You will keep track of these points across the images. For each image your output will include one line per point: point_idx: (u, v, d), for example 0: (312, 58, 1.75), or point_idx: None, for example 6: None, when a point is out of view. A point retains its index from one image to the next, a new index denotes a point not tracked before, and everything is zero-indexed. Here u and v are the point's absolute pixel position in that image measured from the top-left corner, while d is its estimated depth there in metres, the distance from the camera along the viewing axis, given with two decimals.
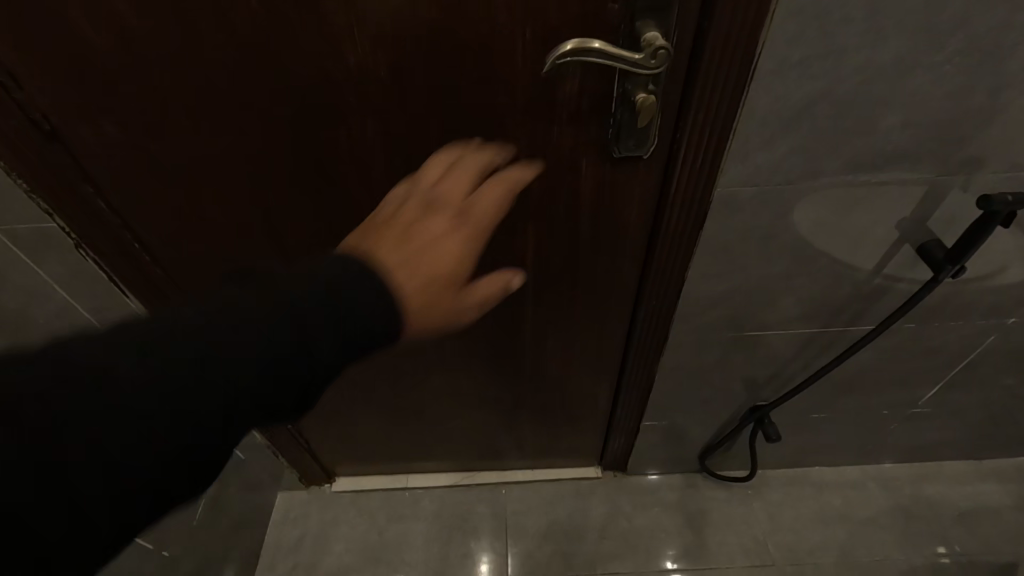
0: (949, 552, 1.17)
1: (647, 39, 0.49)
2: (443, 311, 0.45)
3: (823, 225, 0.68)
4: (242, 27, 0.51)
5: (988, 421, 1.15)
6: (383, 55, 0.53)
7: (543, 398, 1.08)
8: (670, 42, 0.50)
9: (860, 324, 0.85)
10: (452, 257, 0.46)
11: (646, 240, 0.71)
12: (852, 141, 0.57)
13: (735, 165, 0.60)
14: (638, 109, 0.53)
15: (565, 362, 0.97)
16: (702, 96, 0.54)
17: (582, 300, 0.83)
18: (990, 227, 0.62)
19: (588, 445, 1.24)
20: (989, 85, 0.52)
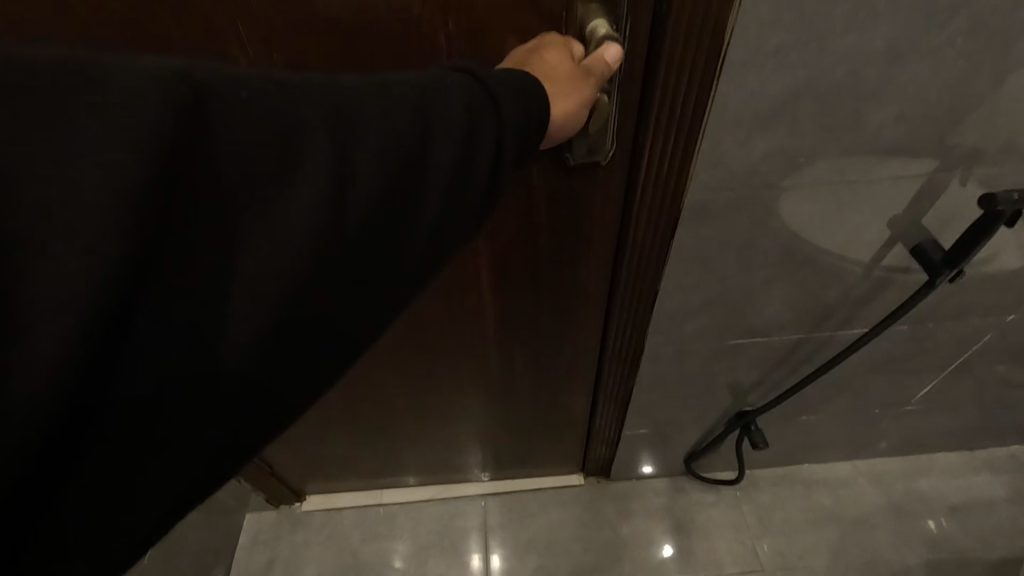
0: (937, 525, 1.17)
1: (591, 28, 0.42)
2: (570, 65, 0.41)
3: (808, 227, 0.61)
4: (97, 29, 0.41)
5: (981, 414, 1.11)
6: (283, 54, 0.44)
7: (518, 411, 1.02)
8: (621, 32, 0.42)
9: (851, 328, 0.79)
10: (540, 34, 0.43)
11: (613, 252, 0.64)
12: (838, 139, 0.50)
13: (706, 168, 0.53)
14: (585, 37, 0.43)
15: (537, 375, 0.91)
16: (661, 89, 0.46)
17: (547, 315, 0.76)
18: (991, 229, 0.55)
19: (571, 453, 1.18)
20: (995, 70, 0.45)
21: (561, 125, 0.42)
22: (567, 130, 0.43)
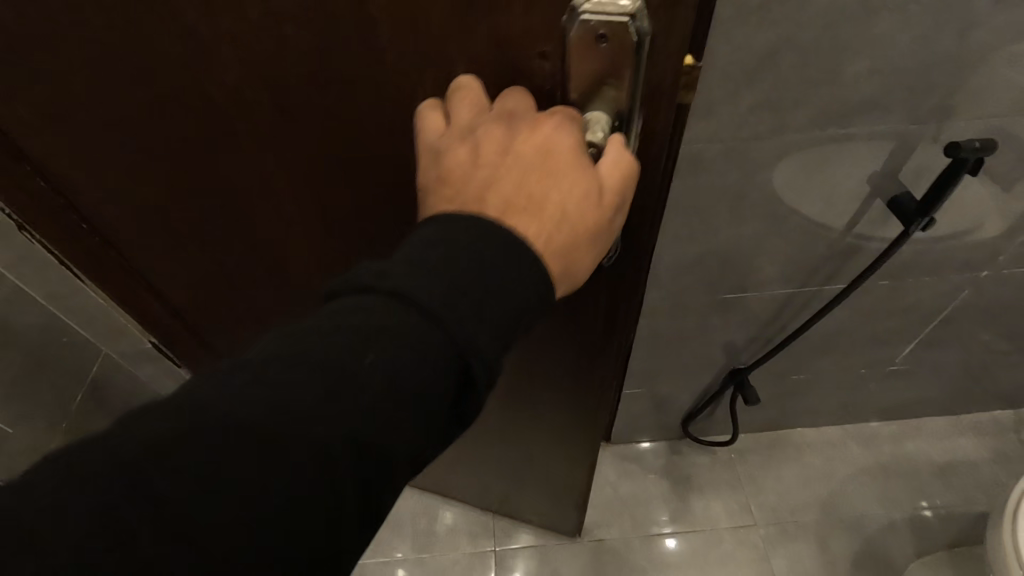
0: (934, 513, 1.20)
1: (591, 118, 0.42)
2: (583, 189, 0.39)
3: (793, 182, 0.67)
4: None
5: (964, 377, 1.16)
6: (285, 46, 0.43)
7: (517, 447, 0.98)
8: (618, 120, 0.43)
9: (834, 285, 0.84)
10: (524, 147, 0.39)
11: (616, 303, 0.62)
12: (819, 91, 0.56)
13: (699, 120, 0.58)
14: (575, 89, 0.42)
15: (535, 421, 0.88)
16: (642, 132, 0.45)
17: (543, 358, 0.73)
18: (958, 175, 0.61)
19: (563, 517, 1.13)
20: (957, 25, 0.50)
21: (568, 258, 0.39)
22: (575, 264, 0.39)
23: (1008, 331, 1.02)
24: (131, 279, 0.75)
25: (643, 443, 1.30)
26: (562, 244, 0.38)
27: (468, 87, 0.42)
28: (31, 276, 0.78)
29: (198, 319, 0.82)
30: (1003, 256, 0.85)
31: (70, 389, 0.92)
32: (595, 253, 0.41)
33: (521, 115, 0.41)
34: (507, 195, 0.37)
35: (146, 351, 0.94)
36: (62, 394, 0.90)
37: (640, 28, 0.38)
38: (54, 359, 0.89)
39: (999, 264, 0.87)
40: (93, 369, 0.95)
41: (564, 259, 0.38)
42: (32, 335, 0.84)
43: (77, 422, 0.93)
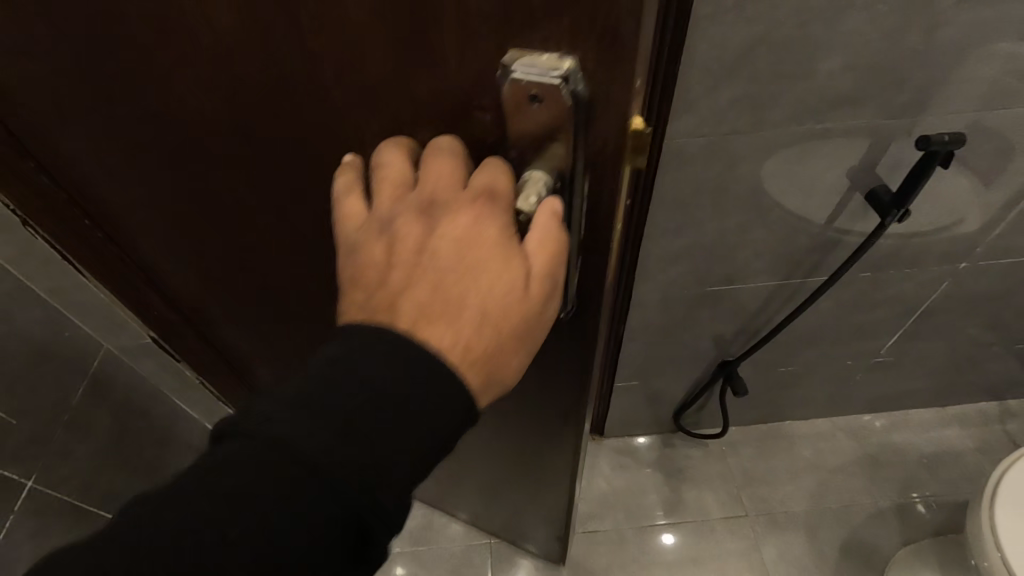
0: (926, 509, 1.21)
1: (532, 178, 0.39)
2: (505, 288, 0.37)
3: (773, 176, 0.69)
4: None
5: (949, 369, 1.18)
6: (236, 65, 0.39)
7: (500, 470, 0.95)
8: (563, 177, 0.40)
9: (817, 276, 0.87)
10: (444, 242, 0.37)
11: (586, 354, 0.57)
12: (795, 86, 0.58)
13: (681, 115, 0.60)
14: (513, 144, 0.39)
15: (512, 448, 0.84)
16: (592, 186, 0.41)
17: (519, 393, 0.69)
18: (931, 167, 0.63)
19: (545, 542, 1.11)
20: (923, 23, 0.53)
21: (491, 359, 0.36)
22: (501, 360, 0.37)
23: (990, 322, 1.05)
24: (131, 274, 0.76)
25: (640, 439, 1.32)
26: (481, 349, 0.36)
27: (389, 167, 0.39)
28: (35, 270, 0.81)
29: (197, 313, 0.83)
30: (981, 248, 0.87)
31: (72, 384, 0.94)
32: (525, 350, 0.39)
33: (449, 191, 0.38)
34: (423, 301, 0.35)
35: (145, 346, 0.96)
36: (64, 388, 0.92)
37: (575, 89, 0.34)
38: (57, 351, 0.91)
39: (977, 256, 0.89)
40: (94, 363, 0.97)
41: (484, 364, 0.36)
42: (34, 330, 0.87)
43: (79, 415, 0.95)
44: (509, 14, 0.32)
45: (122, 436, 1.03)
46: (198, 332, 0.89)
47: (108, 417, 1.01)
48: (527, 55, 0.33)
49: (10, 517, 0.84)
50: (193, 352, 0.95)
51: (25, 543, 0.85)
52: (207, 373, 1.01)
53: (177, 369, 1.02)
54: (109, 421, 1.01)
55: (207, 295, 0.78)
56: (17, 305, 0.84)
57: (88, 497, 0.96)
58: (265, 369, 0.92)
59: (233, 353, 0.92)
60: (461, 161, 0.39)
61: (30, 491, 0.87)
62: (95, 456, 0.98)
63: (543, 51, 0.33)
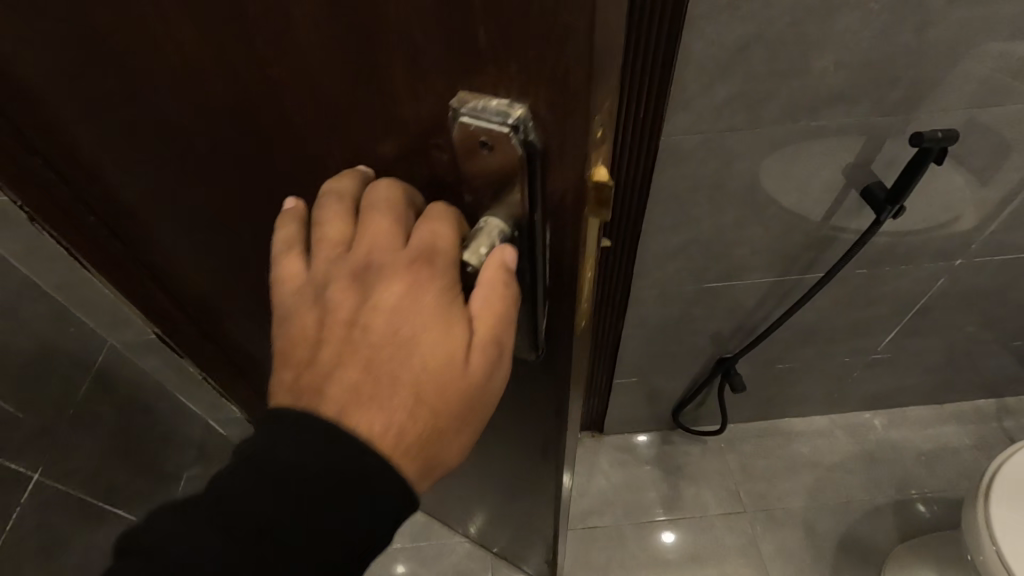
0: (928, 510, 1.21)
1: (485, 227, 0.34)
2: (443, 365, 0.33)
3: (769, 173, 0.70)
4: None
5: (946, 367, 1.19)
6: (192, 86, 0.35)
7: (489, 493, 0.92)
8: (521, 227, 0.34)
9: (814, 273, 0.88)
10: (376, 315, 0.33)
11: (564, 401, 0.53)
12: (789, 84, 0.59)
13: (678, 112, 0.61)
14: (463, 190, 0.34)
15: (497, 479, 0.81)
16: (557, 238, 0.36)
17: (501, 427, 0.65)
18: (925, 164, 0.64)
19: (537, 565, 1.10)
20: (916, 21, 0.54)
21: (426, 443, 0.34)
22: (440, 442, 0.34)
23: (987, 319, 1.06)
24: (134, 274, 0.76)
25: (640, 436, 1.32)
26: (414, 436, 0.33)
27: (324, 222, 0.35)
28: (43, 266, 0.82)
29: (200, 313, 0.83)
30: (976, 244, 0.88)
31: (77, 378, 0.96)
32: (471, 428, 0.36)
33: (387, 252, 0.34)
34: (351, 388, 0.33)
35: (149, 342, 0.98)
36: (68, 383, 0.94)
37: (527, 139, 0.29)
38: (63, 346, 0.93)
39: (972, 252, 0.90)
40: (99, 359, 0.98)
41: (421, 449, 0.34)
42: (40, 325, 0.89)
43: (83, 411, 0.97)
44: (454, 56, 0.27)
45: (126, 432, 1.05)
46: (202, 331, 0.89)
47: (113, 412, 1.03)
48: (474, 99, 0.29)
49: (16, 510, 0.86)
50: (195, 349, 0.95)
51: (30, 535, 0.87)
52: (211, 370, 1.01)
53: (180, 364, 1.04)
54: (113, 416, 1.03)
55: (208, 297, 0.77)
56: (25, 300, 0.86)
57: (94, 491, 0.98)
58: (268, 366, 0.93)
59: (236, 351, 0.92)
60: (402, 213, 0.34)
61: (36, 484, 0.89)
62: (99, 451, 1.00)
63: (492, 97, 0.28)
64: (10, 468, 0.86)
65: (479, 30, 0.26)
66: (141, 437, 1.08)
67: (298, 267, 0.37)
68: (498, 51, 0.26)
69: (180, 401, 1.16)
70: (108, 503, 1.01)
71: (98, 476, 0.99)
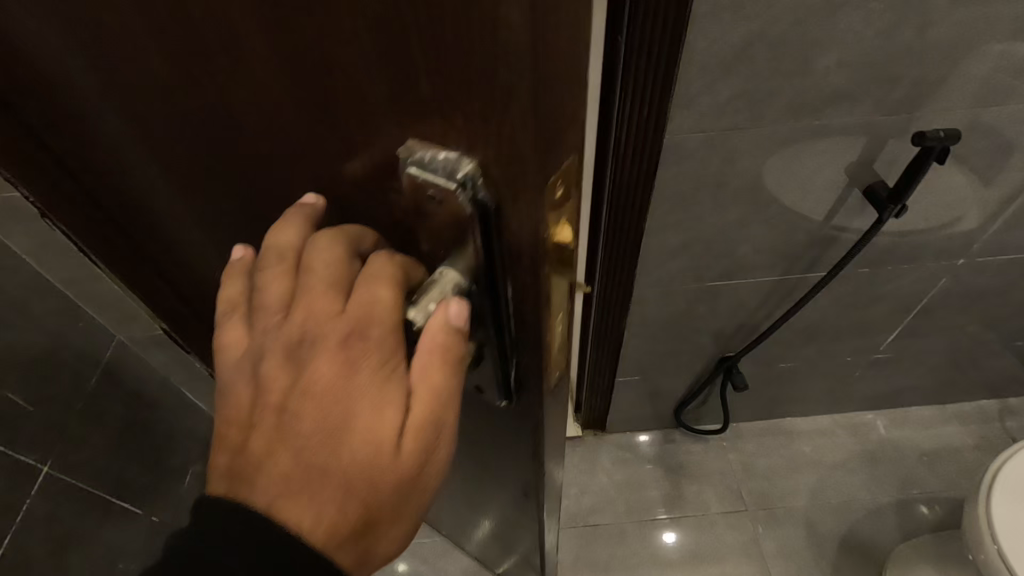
0: (931, 511, 1.21)
1: (440, 279, 0.33)
2: (372, 453, 0.34)
3: (771, 172, 0.70)
4: None
5: (948, 367, 1.19)
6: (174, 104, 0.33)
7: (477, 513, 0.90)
8: (478, 278, 0.34)
9: (816, 272, 0.88)
10: (308, 391, 0.34)
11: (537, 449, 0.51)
12: (792, 83, 0.59)
13: (682, 110, 0.62)
14: (419, 239, 0.34)
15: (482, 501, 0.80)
16: (519, 289, 0.35)
17: (487, 456, 0.63)
18: (927, 163, 0.65)
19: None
20: (918, 21, 0.54)
21: (354, 519, 0.35)
22: (369, 516, 0.35)
23: (989, 319, 1.06)
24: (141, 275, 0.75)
25: (641, 436, 1.33)
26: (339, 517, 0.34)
27: (266, 289, 0.36)
28: (55, 260, 0.84)
29: (206, 312, 0.83)
30: (978, 244, 0.88)
31: (85, 372, 0.97)
32: (401, 511, 0.37)
33: (321, 324, 0.34)
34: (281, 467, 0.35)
35: (155, 337, 0.99)
36: (77, 376, 0.96)
37: (476, 196, 0.29)
38: (71, 341, 0.94)
39: (974, 252, 0.90)
40: (107, 352, 1.01)
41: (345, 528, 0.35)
42: (49, 319, 0.90)
43: (91, 405, 0.98)
44: (401, 106, 0.26)
45: (132, 428, 1.06)
46: (207, 331, 0.89)
47: (120, 407, 1.04)
48: (422, 150, 0.28)
49: (26, 502, 0.87)
50: (199, 347, 0.96)
51: (39, 528, 0.88)
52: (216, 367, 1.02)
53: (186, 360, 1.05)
54: (120, 411, 1.04)
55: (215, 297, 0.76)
56: (35, 295, 0.88)
57: (101, 486, 0.99)
58: None
59: None
60: (341, 282, 0.35)
61: (46, 477, 0.90)
62: (106, 446, 1.01)
63: (441, 149, 0.27)
64: (21, 461, 0.87)
65: (423, 81, 0.24)
66: (147, 433, 1.09)
67: (242, 329, 0.38)
68: (439, 108, 0.26)
69: (186, 396, 1.17)
70: (116, 497, 1.02)
71: (106, 470, 1.00)
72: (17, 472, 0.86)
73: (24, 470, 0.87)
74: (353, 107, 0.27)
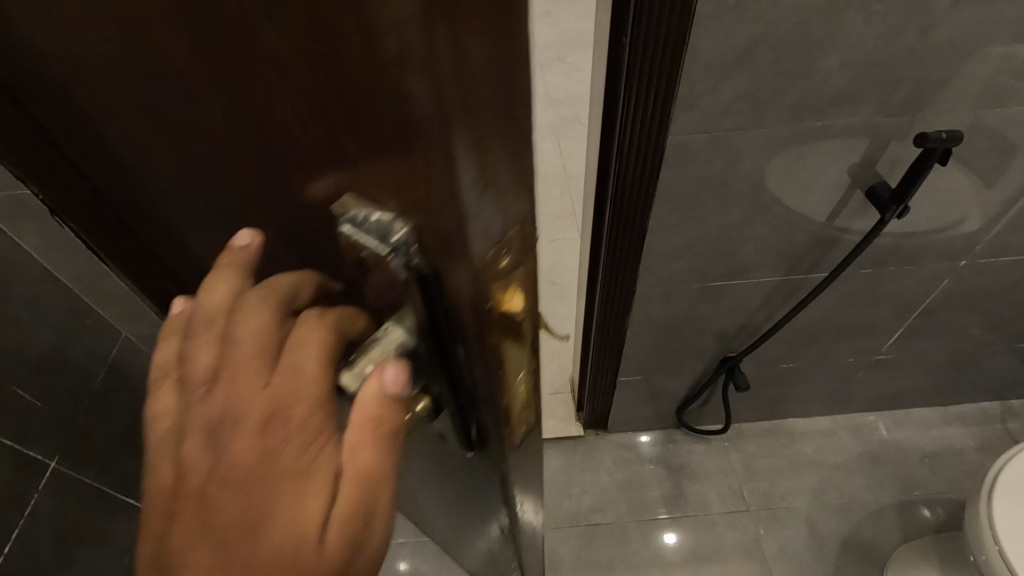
0: (932, 513, 1.22)
1: (382, 340, 0.29)
2: (287, 560, 0.30)
3: (776, 172, 0.71)
4: None
5: (950, 368, 1.19)
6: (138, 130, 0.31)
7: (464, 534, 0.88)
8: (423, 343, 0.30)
9: (818, 272, 0.88)
10: (229, 479, 0.30)
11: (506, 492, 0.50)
12: (795, 84, 0.60)
13: (686, 110, 0.62)
14: (364, 293, 0.30)
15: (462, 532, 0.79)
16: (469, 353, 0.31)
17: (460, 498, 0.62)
18: (930, 164, 0.65)
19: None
20: (920, 23, 0.55)
21: None
22: None
23: (991, 321, 1.06)
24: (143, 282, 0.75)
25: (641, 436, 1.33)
26: None
27: (197, 354, 0.32)
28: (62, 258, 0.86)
29: None
30: (980, 245, 0.88)
31: (91, 368, 1.00)
32: None
33: (246, 398, 0.30)
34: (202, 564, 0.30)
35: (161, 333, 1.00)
36: (84, 372, 0.98)
37: (411, 262, 0.24)
38: (80, 337, 0.98)
39: (976, 254, 0.90)
40: (113, 350, 1.03)
41: None
42: (58, 316, 0.93)
43: (96, 401, 1.00)
44: (332, 154, 0.22)
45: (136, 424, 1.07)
46: None
47: (124, 403, 1.05)
48: (355, 208, 0.24)
49: (34, 497, 0.89)
50: None
51: (45, 523, 0.89)
52: None
53: None
54: (125, 407, 1.05)
55: None
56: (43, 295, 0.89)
57: (107, 482, 1.00)
58: None
59: None
60: (268, 351, 0.30)
61: (52, 473, 0.92)
62: (111, 442, 1.02)
63: (372, 209, 0.23)
64: (26, 457, 0.88)
65: (349, 139, 0.21)
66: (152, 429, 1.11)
67: (170, 401, 0.33)
68: (365, 169, 0.22)
69: None
70: (121, 493, 1.03)
71: (110, 466, 1.02)
72: (23, 467, 0.88)
73: (29, 465, 0.89)
74: (290, 150, 0.24)
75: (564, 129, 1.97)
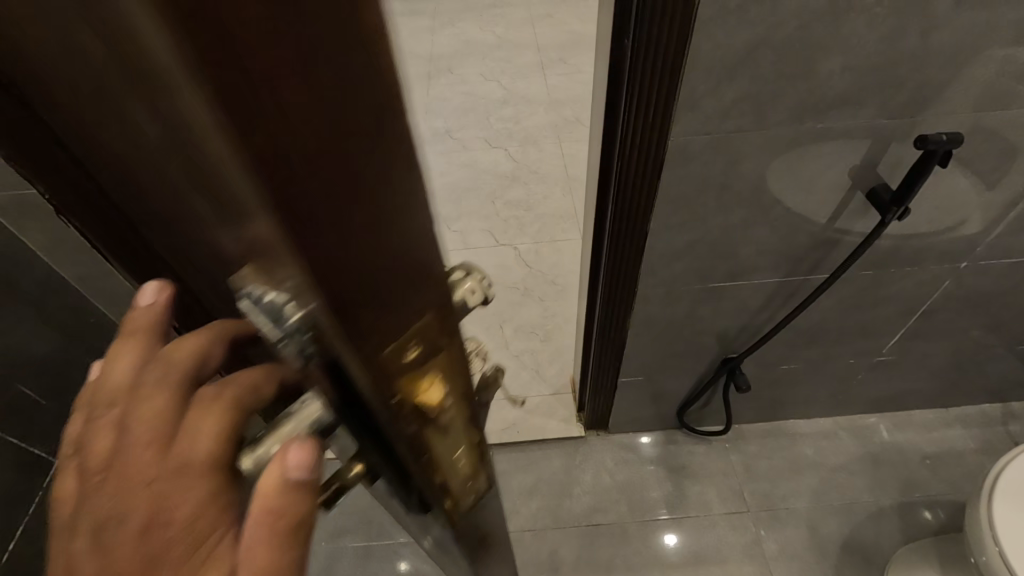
0: (934, 515, 1.21)
1: (295, 420, 0.27)
2: None
3: (777, 174, 0.71)
4: None
5: (951, 370, 1.20)
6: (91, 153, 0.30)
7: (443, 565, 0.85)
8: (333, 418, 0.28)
9: (819, 273, 0.88)
10: None
11: (442, 526, 0.51)
12: (796, 87, 0.60)
13: (687, 112, 0.62)
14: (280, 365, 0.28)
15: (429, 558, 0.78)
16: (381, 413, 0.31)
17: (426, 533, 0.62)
18: (930, 166, 0.66)
19: None
20: (921, 26, 0.55)
21: None
22: None
23: (992, 323, 1.06)
24: None
25: (642, 437, 1.33)
26: None
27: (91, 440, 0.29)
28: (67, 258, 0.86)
29: None
30: (981, 248, 0.89)
31: None
32: None
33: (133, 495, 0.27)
34: None
35: None
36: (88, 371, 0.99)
37: (306, 348, 0.23)
38: (85, 336, 0.99)
39: (977, 256, 0.90)
40: None
41: None
42: (63, 316, 0.94)
43: None
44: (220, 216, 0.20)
45: None
46: None
47: None
48: (254, 285, 0.22)
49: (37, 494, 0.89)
50: None
51: None
52: None
53: None
54: None
55: None
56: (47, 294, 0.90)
57: None
58: None
59: None
60: (159, 443, 0.27)
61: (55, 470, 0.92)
62: None
63: (268, 290, 0.21)
64: None
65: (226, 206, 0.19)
66: None
67: (70, 485, 0.29)
68: (251, 249, 0.20)
69: None
70: None
71: None
72: None
73: None
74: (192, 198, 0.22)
75: (566, 131, 1.98)
